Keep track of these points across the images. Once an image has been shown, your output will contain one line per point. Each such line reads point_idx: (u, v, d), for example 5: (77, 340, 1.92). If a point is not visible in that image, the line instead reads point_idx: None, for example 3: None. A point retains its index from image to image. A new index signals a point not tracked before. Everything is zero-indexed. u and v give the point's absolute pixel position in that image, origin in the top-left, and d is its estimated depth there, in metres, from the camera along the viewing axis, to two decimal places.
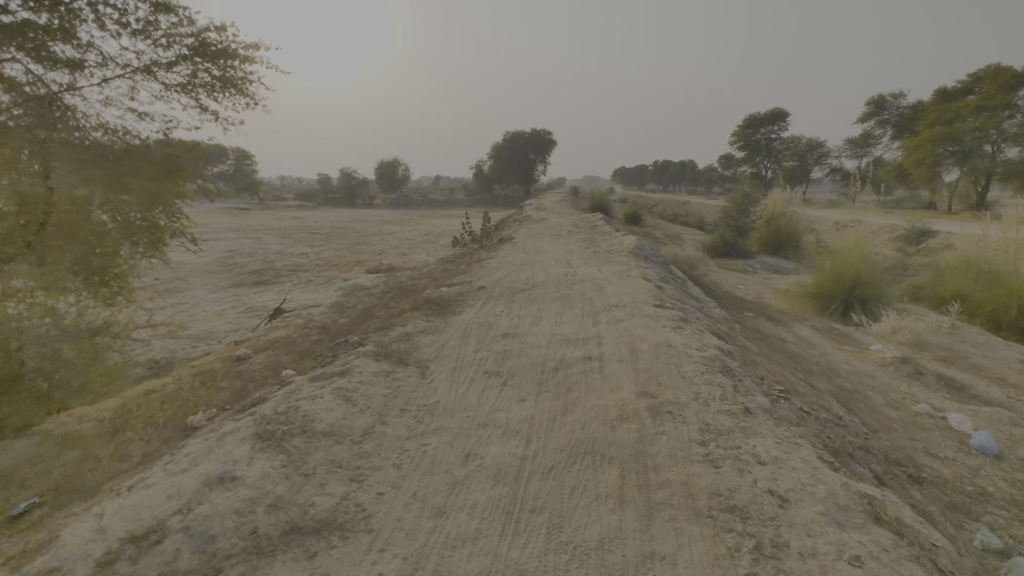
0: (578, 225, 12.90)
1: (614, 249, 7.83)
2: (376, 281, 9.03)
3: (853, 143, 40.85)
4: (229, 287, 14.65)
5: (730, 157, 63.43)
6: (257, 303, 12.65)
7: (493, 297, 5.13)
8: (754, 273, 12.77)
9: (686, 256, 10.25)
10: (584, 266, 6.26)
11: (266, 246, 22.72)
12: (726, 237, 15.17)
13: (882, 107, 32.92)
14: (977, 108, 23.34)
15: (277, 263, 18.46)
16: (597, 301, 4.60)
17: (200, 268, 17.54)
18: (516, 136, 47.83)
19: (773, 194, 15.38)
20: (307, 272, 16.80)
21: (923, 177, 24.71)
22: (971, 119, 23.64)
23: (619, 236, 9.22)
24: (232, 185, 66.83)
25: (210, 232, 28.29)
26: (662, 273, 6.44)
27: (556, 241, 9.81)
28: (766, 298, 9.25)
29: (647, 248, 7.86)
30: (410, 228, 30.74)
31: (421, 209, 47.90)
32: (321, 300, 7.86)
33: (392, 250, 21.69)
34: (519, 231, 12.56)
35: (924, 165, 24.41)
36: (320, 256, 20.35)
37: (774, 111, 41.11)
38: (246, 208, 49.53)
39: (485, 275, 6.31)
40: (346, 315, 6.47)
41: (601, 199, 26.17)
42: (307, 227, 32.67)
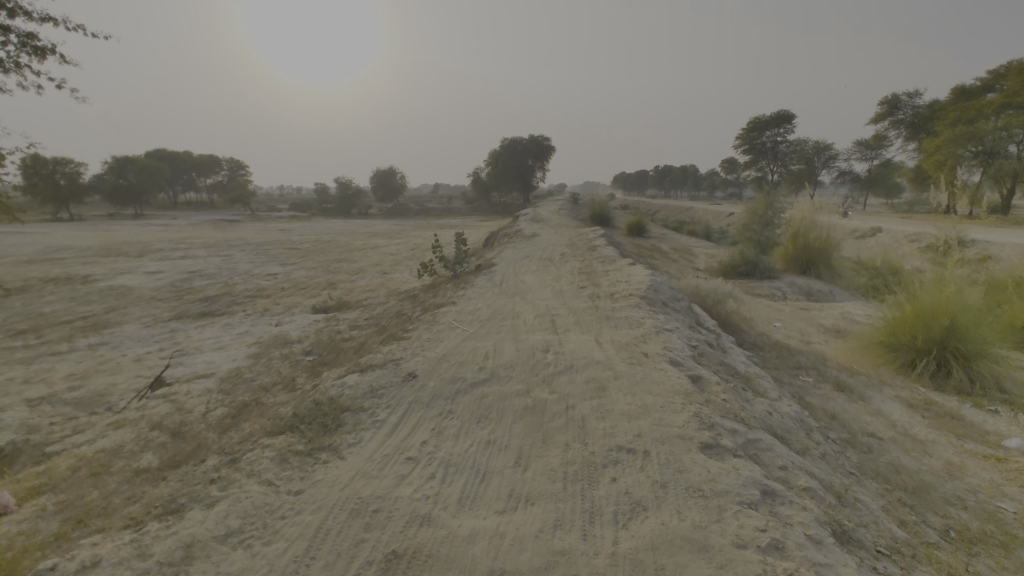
0: (575, 245, 10.88)
1: (619, 287, 5.78)
2: (314, 328, 7.01)
3: (864, 144, 38.74)
4: (171, 320, 12.64)
5: (734, 161, 61.61)
6: (193, 344, 10.63)
7: (419, 407, 3.07)
8: (784, 300, 10.77)
9: (708, 287, 8.22)
10: (576, 328, 4.20)
11: (235, 265, 20.74)
12: (747, 255, 13.13)
13: (896, 106, 30.84)
14: (1001, 106, 21.16)
15: (237, 288, 16.44)
16: (591, 429, 2.55)
17: (148, 295, 15.52)
18: (513, 143, 45.89)
19: (798, 204, 13.59)
20: (268, 300, 14.80)
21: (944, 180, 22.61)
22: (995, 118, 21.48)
23: (624, 266, 7.20)
24: (223, 196, 65.24)
25: (184, 249, 26.35)
26: (693, 336, 4.36)
27: (544, 272, 7.75)
28: (814, 345, 7.20)
29: (664, 287, 5.81)
30: (398, 242, 28.83)
31: (414, 219, 46.13)
32: (224, 362, 5.82)
33: (373, 269, 19.68)
34: (504, 254, 10.53)
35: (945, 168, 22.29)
36: (290, 277, 18.37)
37: (781, 113, 39.38)
38: (233, 221, 47.87)
39: (431, 343, 4.24)
40: (230, 404, 4.43)
41: (601, 209, 24.25)
42: (289, 241, 30.76)
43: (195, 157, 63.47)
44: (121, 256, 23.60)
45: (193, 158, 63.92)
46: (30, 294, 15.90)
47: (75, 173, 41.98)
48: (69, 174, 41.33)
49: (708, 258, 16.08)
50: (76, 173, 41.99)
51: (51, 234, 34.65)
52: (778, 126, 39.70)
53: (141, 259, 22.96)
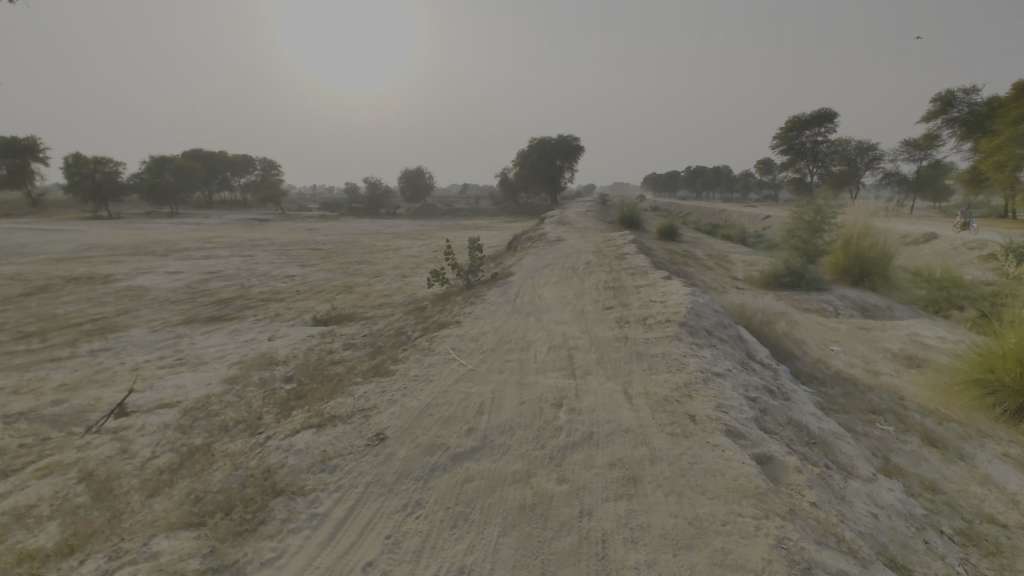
0: (602, 252, 9.93)
1: (654, 308, 4.84)
2: (307, 345, 6.29)
3: (912, 143, 36.38)
4: (179, 325, 12.18)
5: (769, 161, 59.33)
6: (195, 352, 10.09)
7: (377, 494, 2.23)
8: (837, 317, 9.59)
9: (755, 305, 7.18)
10: (598, 370, 3.30)
11: (255, 266, 20.44)
12: (793, 264, 11.92)
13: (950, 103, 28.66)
14: None
15: (253, 291, 16.02)
16: (616, 566, 1.67)
17: (163, 296, 15.20)
18: (541, 142, 44.94)
19: (850, 207, 12.30)
20: (281, 304, 14.28)
21: (1007, 181, 20.58)
22: None
23: (657, 280, 6.24)
24: (255, 195, 66.20)
25: (209, 249, 26.32)
26: (751, 382, 3.41)
27: (566, 285, 6.84)
28: (885, 377, 6.08)
29: (708, 308, 4.84)
30: (422, 243, 28.28)
31: (440, 219, 45.76)
32: (196, 386, 5.11)
33: (392, 272, 19.07)
34: (525, 261, 9.66)
35: (1007, 169, 20.27)
36: (307, 279, 17.90)
37: (822, 112, 37.41)
38: (262, 220, 48.32)
39: (417, 383, 3.41)
40: (177, 449, 3.68)
41: (630, 211, 23.16)
42: (313, 241, 30.56)
43: (230, 157, 64.66)
44: (147, 255, 23.67)
45: (227, 157, 65.06)
46: (49, 294, 15.77)
47: (114, 172, 42.93)
48: (108, 173, 42.21)
49: (746, 266, 14.86)
50: (115, 172, 42.92)
51: (87, 232, 35.37)
52: (818, 125, 37.77)
53: (166, 258, 22.92)
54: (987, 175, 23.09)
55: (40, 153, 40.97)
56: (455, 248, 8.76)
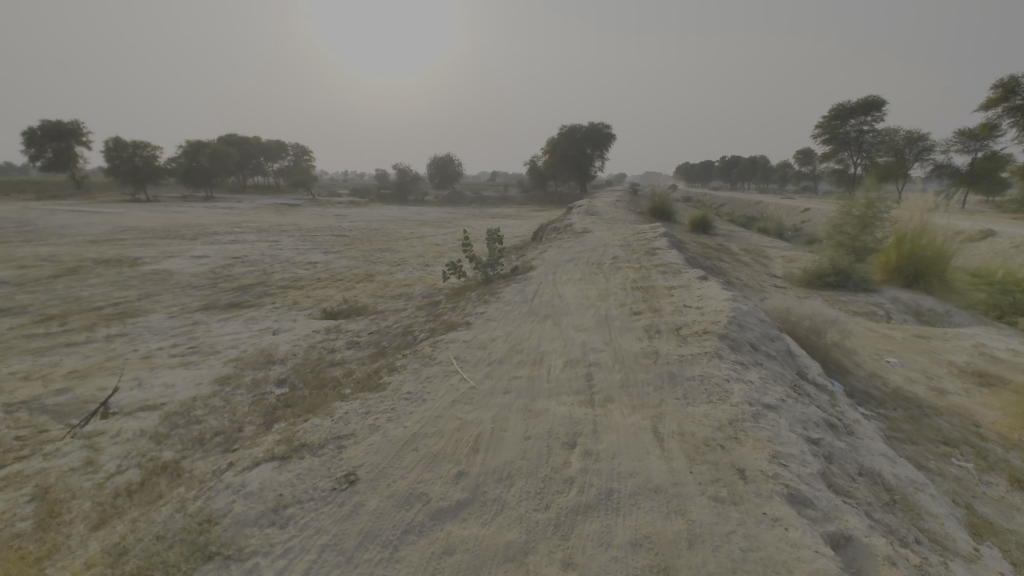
0: (631, 246, 9.28)
1: (689, 316, 4.24)
2: (310, 342, 5.89)
3: (967, 133, 34.13)
4: (197, 311, 12.06)
5: (809, 151, 56.96)
6: (208, 340, 9.89)
7: (333, 564, 1.76)
8: (889, 323, 8.76)
9: (802, 310, 6.45)
10: (622, 397, 2.75)
11: (279, 252, 20.37)
12: (839, 263, 11.02)
13: None
14: None
15: (274, 277, 15.88)
16: None
17: (186, 281, 15.18)
18: (572, 130, 43.88)
19: (905, 201, 11.30)
20: (300, 291, 14.07)
21: None
22: None
23: (693, 280, 5.60)
24: (286, 181, 67.02)
25: (237, 233, 26.46)
26: (809, 415, 2.81)
27: (591, 284, 6.25)
28: (952, 396, 5.34)
29: (753, 316, 4.21)
30: (446, 231, 27.90)
31: (466, 208, 45.33)
32: (184, 386, 4.75)
33: (414, 261, 18.73)
34: (548, 255, 9.07)
35: None
36: (329, 266, 17.70)
37: (869, 99, 35.40)
38: (292, 205, 48.77)
39: (407, 403, 2.92)
40: (144, 464, 3.30)
41: (661, 202, 22.25)
42: (339, 227, 30.54)
43: (263, 142, 65.45)
44: (176, 239, 23.90)
45: (260, 143, 65.91)
46: (77, 276, 15.93)
47: (152, 155, 43.79)
48: (145, 156, 43.00)
49: (786, 262, 13.95)
50: (153, 156, 43.76)
51: (124, 214, 36.15)
52: (864, 113, 35.79)
53: (194, 242, 23.08)
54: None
55: (82, 137, 42.01)
56: (474, 240, 8.25)
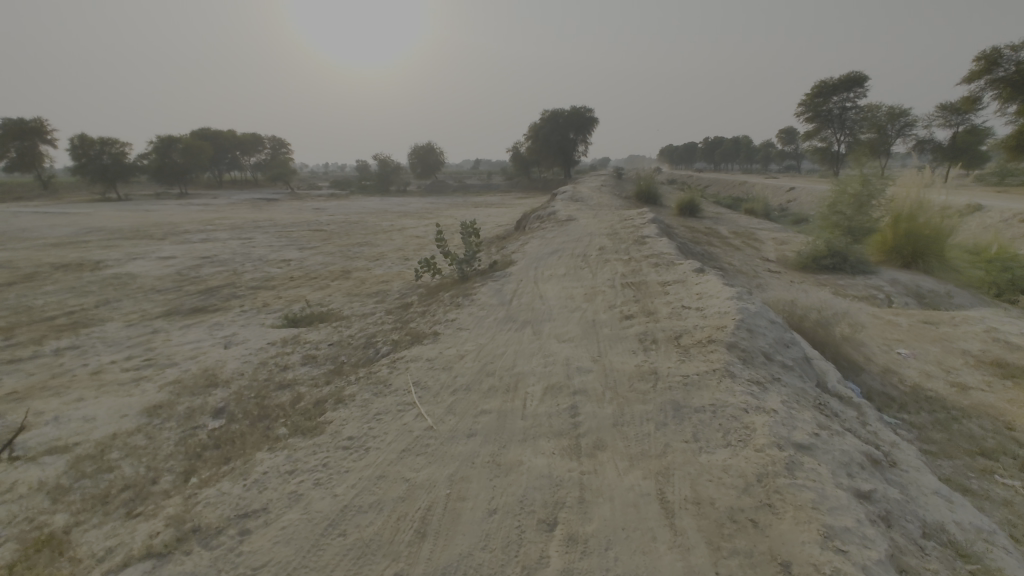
0: (618, 235, 8.67)
1: (689, 319, 3.66)
2: (262, 357, 5.21)
3: (948, 107, 33.92)
4: (158, 318, 11.26)
5: (791, 131, 56.76)
6: (167, 351, 9.15)
7: None
8: (891, 308, 8.32)
9: (806, 301, 5.92)
10: (615, 444, 2.17)
11: (252, 250, 19.48)
12: (835, 244, 10.53)
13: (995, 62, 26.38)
14: None
15: (244, 278, 15.05)
16: None
17: (149, 284, 14.32)
18: (554, 115, 43.04)
19: (901, 177, 10.81)
20: (272, 292, 13.31)
21: None
22: None
23: (689, 274, 5.02)
24: (264, 175, 65.36)
25: (209, 231, 25.39)
26: (849, 452, 2.25)
27: (576, 280, 5.64)
28: (976, 392, 4.84)
29: (763, 317, 3.63)
30: (428, 222, 27.13)
31: (449, 197, 44.45)
32: (106, 418, 4.06)
33: (393, 255, 17.99)
34: (530, 247, 8.44)
35: None
36: (304, 264, 16.89)
37: (851, 75, 35.03)
38: (270, 200, 47.47)
39: (345, 455, 2.30)
40: (24, 536, 2.64)
41: (646, 186, 21.68)
42: (317, 221, 29.60)
43: (238, 136, 63.58)
44: (144, 240, 22.85)
45: (236, 136, 64.06)
46: (32, 283, 14.94)
47: (121, 153, 42.16)
48: (115, 154, 41.39)
49: (777, 245, 13.48)
50: (123, 154, 42.13)
51: (93, 215, 34.73)
52: (847, 90, 35.45)
53: (163, 242, 22.04)
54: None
55: (47, 135, 40.22)
56: (447, 234, 7.60)
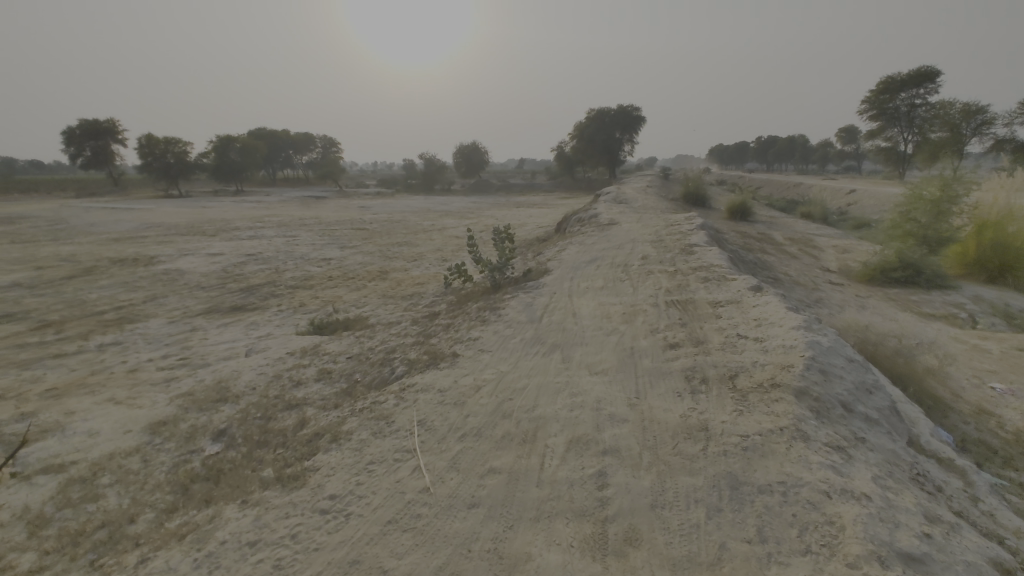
0: (663, 242, 8.05)
1: (747, 352, 3.11)
2: (276, 369, 4.95)
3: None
4: (198, 315, 11.38)
5: (853, 130, 53.69)
6: (201, 350, 9.15)
7: None
8: (975, 330, 7.36)
9: (882, 323, 5.15)
10: (653, 540, 1.74)
11: (296, 248, 19.74)
12: (908, 255, 9.49)
13: None
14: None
15: (285, 276, 15.18)
16: None
17: (195, 281, 14.61)
18: (600, 114, 42.10)
19: (988, 181, 9.66)
20: (309, 291, 13.32)
21: None
22: None
23: (745, 294, 4.40)
24: (314, 173, 67.24)
25: (257, 228, 26.02)
26: (972, 561, 1.69)
27: (614, 295, 5.12)
28: None
29: (838, 353, 3.04)
30: (468, 222, 26.92)
31: (491, 196, 44.27)
32: (108, 434, 3.85)
33: (432, 255, 17.81)
34: (567, 253, 7.94)
35: None
36: (343, 263, 16.94)
37: (922, 70, 32.63)
38: (318, 198, 48.67)
39: (324, 529, 1.95)
40: None
41: (695, 187, 20.71)
42: (361, 220, 29.92)
43: (291, 135, 65.60)
44: (197, 236, 23.63)
45: (289, 136, 66.16)
46: (89, 276, 15.53)
47: (183, 152, 44.17)
48: (177, 153, 43.41)
49: (839, 253, 12.43)
50: (184, 152, 44.09)
51: (154, 211, 36.45)
52: (917, 86, 33.04)
53: (213, 238, 22.69)
54: None
55: (118, 134, 42.50)
56: (479, 239, 7.18)
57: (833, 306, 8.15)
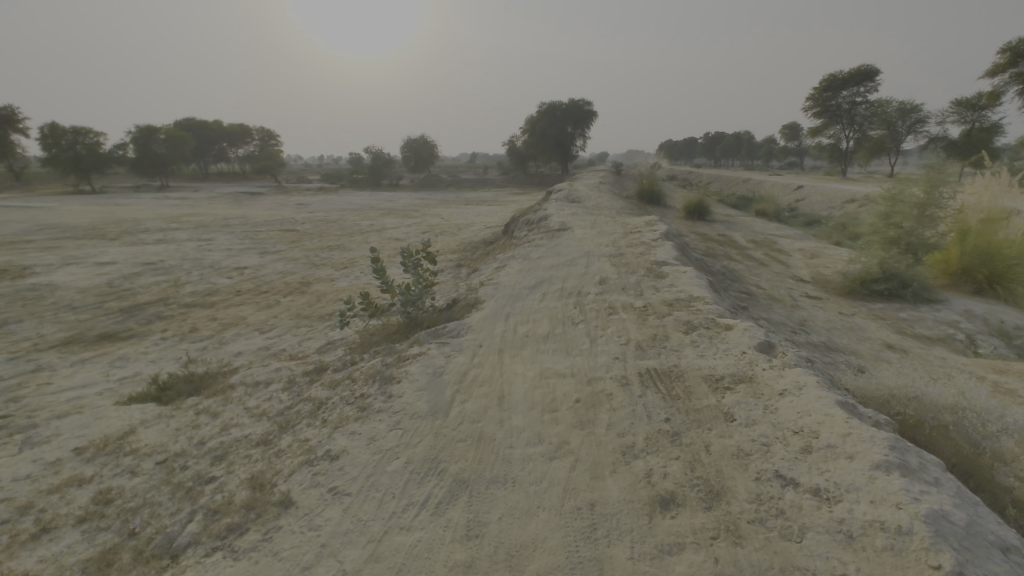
0: (624, 258, 6.59)
1: (813, 543, 1.62)
2: (34, 490, 3.11)
3: (964, 102, 30.86)
4: (53, 348, 9.04)
5: (795, 127, 55.22)
6: (33, 402, 6.94)
7: None
8: (984, 360, 6.31)
9: (919, 382, 3.84)
10: None
11: (208, 254, 17.24)
12: (891, 265, 8.54)
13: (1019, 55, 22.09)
14: None
15: (184, 290, 12.86)
16: None
17: (67, 298, 12.06)
18: (552, 107, 40.81)
19: (973, 184, 8.87)
20: (209, 310, 11.16)
21: None
22: None
23: (754, 365, 2.93)
24: (250, 167, 62.86)
25: (170, 231, 23.04)
26: None
27: (564, 356, 3.54)
28: None
29: (983, 537, 1.58)
30: (411, 222, 24.92)
31: (440, 192, 42.20)
32: None
33: (365, 261, 15.83)
34: (507, 274, 6.34)
35: None
36: (259, 273, 14.72)
37: (861, 69, 33.03)
38: (252, 194, 45.12)
39: None
40: None
41: (649, 185, 19.61)
42: (293, 220, 27.34)
43: (224, 127, 60.94)
44: (94, 240, 20.48)
45: (221, 127, 61.49)
46: None
47: (96, 143, 39.69)
48: (88, 144, 38.89)
49: (806, 259, 11.48)
50: (97, 144, 39.57)
51: (57, 209, 32.25)
52: (857, 84, 33.39)
53: (112, 243, 19.70)
54: None
55: (16, 122, 37.60)
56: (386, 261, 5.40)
57: (820, 331, 6.95)
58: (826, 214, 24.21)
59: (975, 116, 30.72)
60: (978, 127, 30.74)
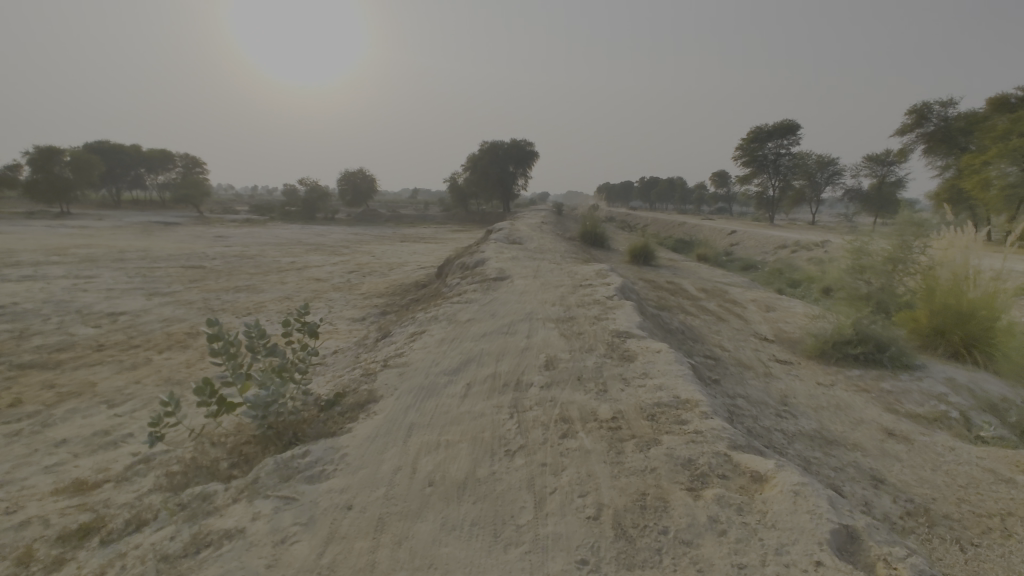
0: (575, 326, 5.15)
1: None
2: None
3: (874, 158, 32.70)
4: None
5: (724, 175, 57.96)
6: None
7: None
8: (992, 449, 5.29)
9: None
10: None
11: (80, 295, 14.43)
12: (865, 324, 7.67)
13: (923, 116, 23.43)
14: (1004, 152, 16.19)
15: (27, 344, 10.23)
16: None
17: None
18: (493, 146, 40.20)
19: (943, 236, 8.18)
20: (49, 374, 8.72)
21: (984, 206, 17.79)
22: (997, 165, 16.62)
23: None
24: (170, 195, 58.21)
25: (48, 264, 19.74)
26: None
27: (488, 548, 1.96)
28: None
29: None
30: (339, 259, 22.79)
31: (376, 228, 40.17)
32: None
33: (274, 307, 13.65)
34: (421, 347, 4.72)
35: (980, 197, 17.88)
36: (138, 321, 12.23)
37: (784, 123, 34.64)
38: (166, 223, 41.21)
39: None
40: None
41: (591, 227, 18.71)
42: (206, 254, 24.50)
43: (142, 151, 56.51)
44: None
45: (139, 152, 56.95)
46: None
47: None
48: None
49: (762, 313, 10.62)
50: None
51: None
52: (780, 137, 34.86)
53: None
54: (968, 197, 20.12)
55: None
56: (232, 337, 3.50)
57: (806, 412, 5.73)
58: (761, 258, 24.39)
59: (883, 170, 32.68)
60: (886, 181, 32.69)
